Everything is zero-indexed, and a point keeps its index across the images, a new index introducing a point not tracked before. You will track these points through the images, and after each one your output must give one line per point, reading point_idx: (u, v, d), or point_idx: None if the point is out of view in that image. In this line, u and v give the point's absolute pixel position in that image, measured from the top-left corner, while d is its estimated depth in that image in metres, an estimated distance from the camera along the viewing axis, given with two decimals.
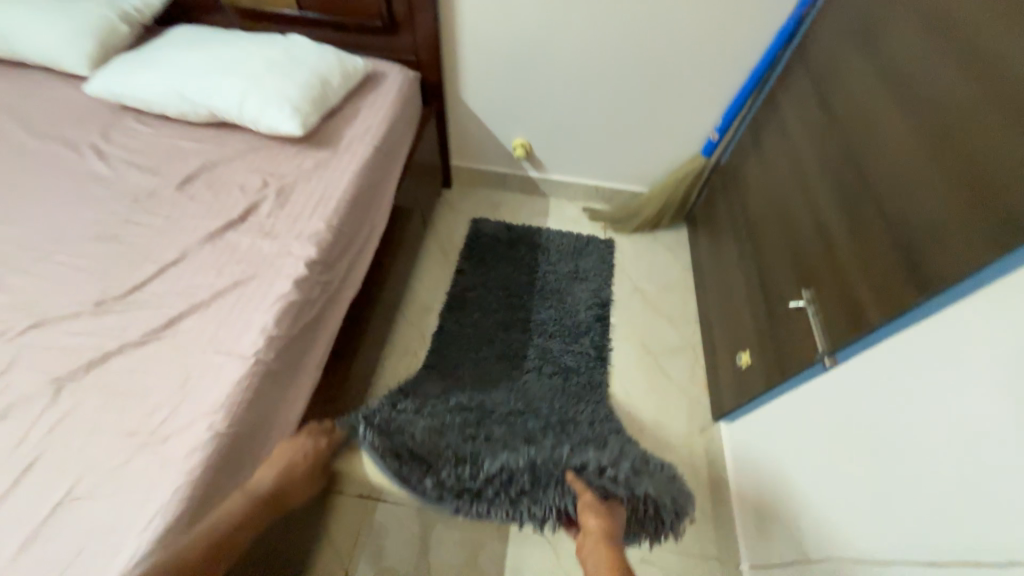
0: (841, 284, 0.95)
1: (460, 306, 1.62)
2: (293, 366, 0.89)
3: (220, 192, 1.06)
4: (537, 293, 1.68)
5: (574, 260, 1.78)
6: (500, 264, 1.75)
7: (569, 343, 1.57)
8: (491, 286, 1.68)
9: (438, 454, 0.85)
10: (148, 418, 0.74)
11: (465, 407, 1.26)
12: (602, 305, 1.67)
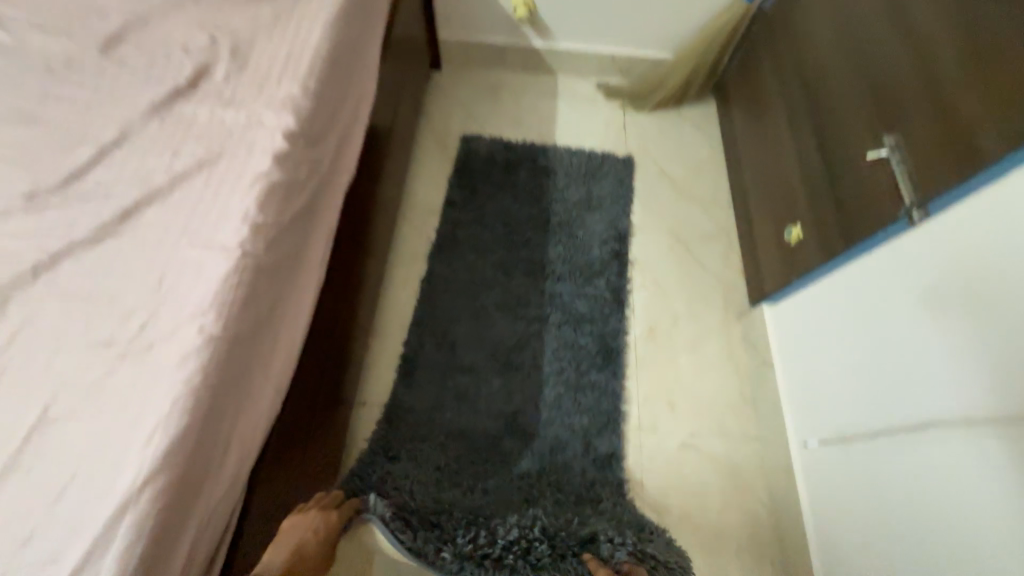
0: (946, 114, 0.80)
1: (468, 205, 1.44)
2: (292, 261, 0.74)
3: (158, 55, 0.82)
4: (544, 225, 1.42)
5: (587, 184, 1.50)
6: (496, 193, 1.46)
7: (581, 285, 1.34)
8: (487, 221, 1.42)
9: (452, 521, 1.02)
10: (122, 326, 0.60)
11: (465, 391, 1.19)
12: (618, 236, 1.42)
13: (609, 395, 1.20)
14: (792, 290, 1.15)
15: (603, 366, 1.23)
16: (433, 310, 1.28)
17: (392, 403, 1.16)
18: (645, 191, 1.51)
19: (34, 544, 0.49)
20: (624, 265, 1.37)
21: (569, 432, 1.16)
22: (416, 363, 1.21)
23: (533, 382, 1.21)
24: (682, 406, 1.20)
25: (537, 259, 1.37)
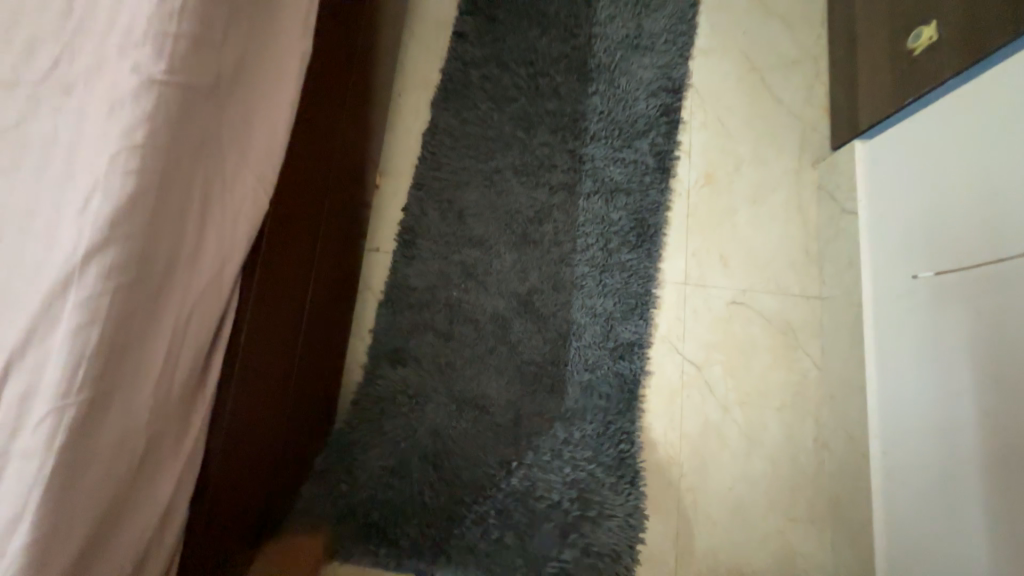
0: None
1: (482, 44, 1.14)
2: (261, 9, 0.54)
3: None
4: (579, 73, 1.13)
5: (637, 18, 1.16)
6: (519, 24, 1.15)
7: (615, 151, 1.10)
8: (505, 60, 1.13)
9: (411, 481, 0.93)
10: (28, 62, 0.43)
11: (472, 264, 1.03)
12: (671, 87, 1.13)
13: (638, 275, 1.03)
14: (904, 117, 0.91)
15: (635, 246, 1.04)
16: (439, 169, 1.08)
17: (392, 275, 1.02)
18: (714, 7, 1.18)
19: None
20: (672, 125, 1.11)
21: (589, 317, 1.01)
22: (417, 234, 1.05)
23: (556, 257, 1.04)
24: (737, 262, 1.05)
25: (568, 113, 1.11)
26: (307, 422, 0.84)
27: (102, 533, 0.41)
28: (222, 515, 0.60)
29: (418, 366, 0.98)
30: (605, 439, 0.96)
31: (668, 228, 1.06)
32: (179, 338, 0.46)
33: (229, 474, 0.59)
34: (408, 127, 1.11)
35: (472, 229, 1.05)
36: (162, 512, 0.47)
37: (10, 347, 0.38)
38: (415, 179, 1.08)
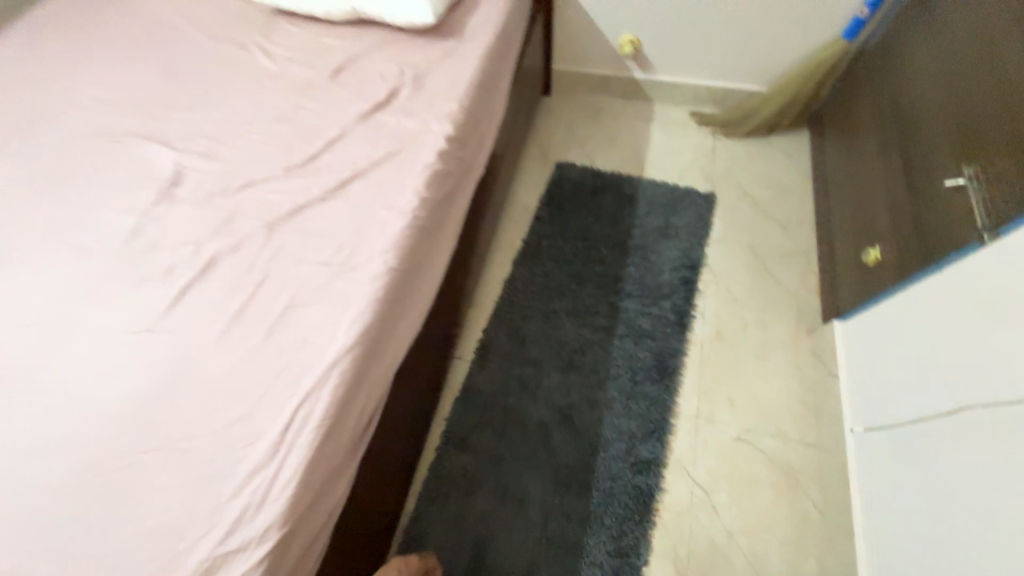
0: (1022, 146, 0.86)
1: (554, 223, 1.65)
2: (438, 226, 1.03)
3: (364, 81, 1.18)
4: (622, 248, 1.57)
5: (667, 215, 1.63)
6: (580, 213, 1.66)
7: (645, 306, 1.46)
8: (568, 236, 1.62)
9: (461, 550, 1.16)
10: (338, 254, 0.91)
11: (529, 378, 1.37)
12: (690, 265, 1.52)
13: (659, 404, 1.30)
14: (866, 307, 1.19)
15: (657, 380, 1.34)
16: (513, 306, 1.50)
17: (468, 378, 1.39)
18: (725, 211, 1.62)
19: (287, 373, 0.80)
20: (690, 291, 1.48)
21: (616, 433, 1.27)
22: (491, 350, 1.43)
23: (593, 382, 1.35)
24: (742, 405, 1.29)
25: (611, 276, 1.53)
26: (399, 484, 1.13)
27: (316, 502, 0.73)
28: (350, 528, 0.90)
29: (477, 457, 1.27)
30: (622, 547, 1.14)
31: (683, 369, 1.35)
32: (369, 399, 0.84)
33: (357, 498, 0.90)
34: (497, 272, 1.58)
35: (532, 351, 1.42)
36: (337, 505, 0.78)
37: (307, 390, 0.78)
38: (495, 311, 1.50)
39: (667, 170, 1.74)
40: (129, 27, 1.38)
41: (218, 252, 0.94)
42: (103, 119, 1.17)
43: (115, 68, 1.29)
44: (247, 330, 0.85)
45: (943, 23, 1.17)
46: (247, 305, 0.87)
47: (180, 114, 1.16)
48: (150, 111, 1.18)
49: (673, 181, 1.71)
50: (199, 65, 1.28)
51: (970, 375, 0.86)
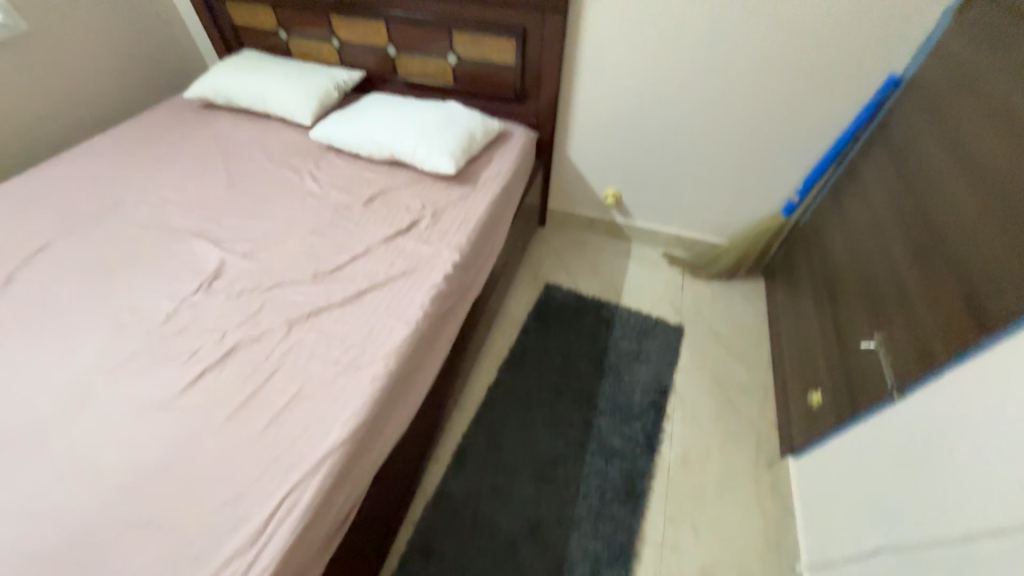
0: (911, 326, 1.08)
1: (539, 337, 1.82)
2: (436, 335, 1.18)
3: (392, 210, 1.44)
4: (599, 367, 1.72)
5: (639, 341, 1.81)
6: (563, 331, 1.84)
7: (617, 425, 1.56)
8: (550, 351, 1.77)
9: None
10: (345, 353, 1.05)
11: (501, 486, 1.41)
12: (659, 389, 1.66)
13: (626, 527, 1.33)
14: (814, 445, 1.32)
15: (624, 501, 1.38)
16: (493, 411, 1.59)
17: (442, 481, 1.42)
18: (691, 342, 1.82)
19: (281, 460, 0.88)
20: (659, 415, 1.59)
21: (582, 554, 1.28)
22: (467, 454, 1.48)
23: (562, 497, 1.39)
24: (706, 535, 1.32)
25: (587, 392, 1.65)
26: None
27: None
28: None
29: (441, 568, 1.26)
30: None
31: (650, 493, 1.40)
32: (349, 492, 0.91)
33: None
34: (481, 378, 1.69)
35: (507, 459, 1.47)
36: None
37: (295, 478, 0.85)
38: (475, 415, 1.58)
39: (641, 300, 1.98)
40: (207, 146, 1.71)
41: (240, 341, 1.07)
42: (166, 218, 1.39)
43: (187, 176, 1.56)
44: (252, 416, 0.95)
45: (852, 218, 1.49)
46: (256, 392, 0.99)
47: (233, 219, 1.39)
48: (208, 215, 1.41)
49: (646, 311, 1.94)
50: (256, 182, 1.55)
51: (897, 521, 0.96)
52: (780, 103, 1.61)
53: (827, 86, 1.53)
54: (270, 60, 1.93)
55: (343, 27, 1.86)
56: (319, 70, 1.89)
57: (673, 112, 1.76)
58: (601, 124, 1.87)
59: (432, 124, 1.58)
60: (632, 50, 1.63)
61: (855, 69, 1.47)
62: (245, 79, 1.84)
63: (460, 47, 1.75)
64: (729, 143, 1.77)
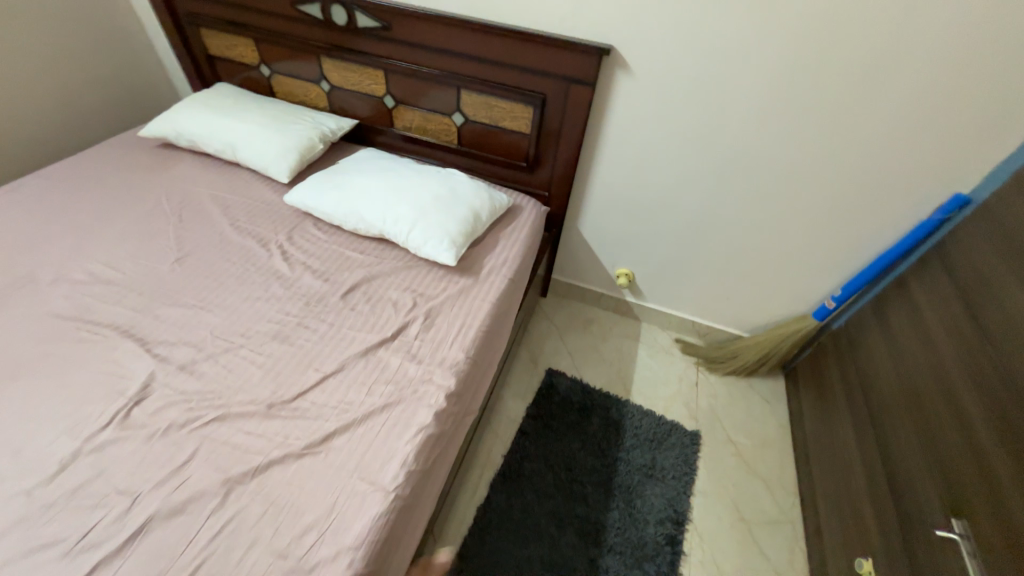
0: (1004, 519, 0.90)
1: (538, 441, 1.58)
2: (420, 496, 0.93)
3: (376, 307, 1.19)
4: (608, 487, 1.48)
5: (653, 451, 1.59)
6: (567, 434, 1.60)
7: (628, 568, 1.33)
8: (551, 462, 1.53)
9: None
10: (298, 542, 0.79)
11: None
12: (675, 519, 1.43)
13: None
14: None
15: None
16: (483, 545, 1.34)
17: None
18: (709, 456, 1.61)
19: None
20: (676, 556, 1.36)
21: None
22: None
23: None
24: None
25: (592, 522, 1.41)
26: None
27: None
28: None
29: None
30: None
31: None
32: None
33: None
34: (470, 495, 1.44)
35: None
36: None
37: None
38: (460, 550, 1.33)
39: (653, 397, 1.77)
40: (157, 200, 1.43)
41: (154, 515, 0.80)
42: (92, 305, 1.11)
43: (128, 243, 1.29)
44: None
45: (900, 342, 1.33)
46: None
47: (176, 312, 1.12)
48: (145, 303, 1.13)
49: (659, 411, 1.72)
50: (212, 255, 1.28)
51: None
52: (821, 204, 1.46)
53: (880, 192, 1.38)
54: (247, 99, 1.68)
55: (337, 71, 1.62)
56: (305, 116, 1.65)
57: (700, 200, 1.58)
58: (620, 203, 1.68)
59: (430, 197, 1.35)
60: (665, 132, 1.45)
61: (916, 177, 1.32)
62: (215, 119, 1.58)
63: (469, 108, 1.54)
64: (761, 237, 1.60)
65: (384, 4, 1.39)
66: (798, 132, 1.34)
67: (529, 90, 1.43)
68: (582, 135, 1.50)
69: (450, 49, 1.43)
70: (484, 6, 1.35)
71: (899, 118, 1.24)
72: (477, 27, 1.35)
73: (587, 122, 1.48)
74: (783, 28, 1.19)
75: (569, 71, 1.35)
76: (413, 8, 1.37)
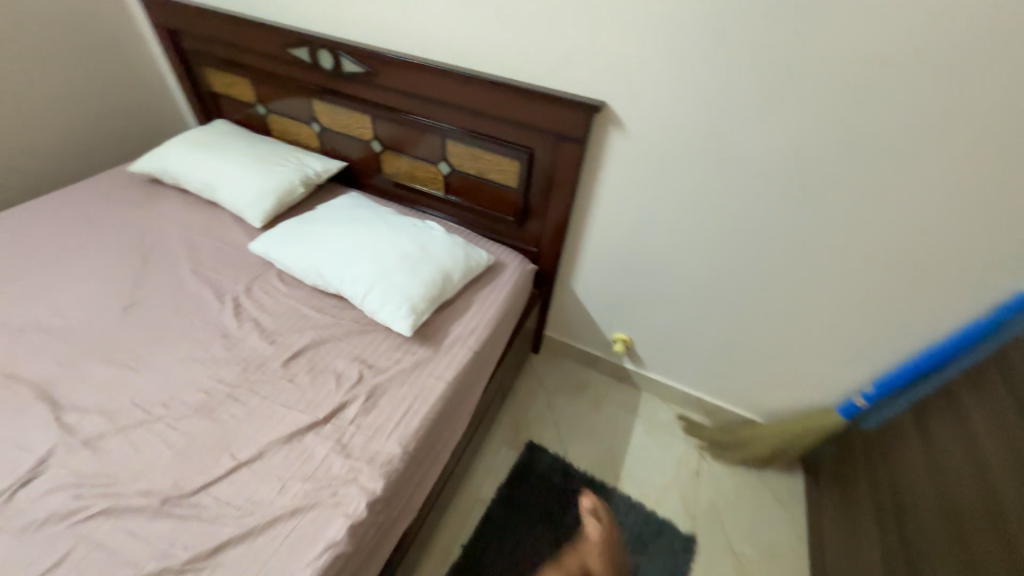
0: None
1: (504, 532, 1.40)
2: None
3: (317, 380, 1.07)
4: None
5: (636, 557, 1.37)
6: (539, 524, 1.42)
7: None
8: (517, 556, 1.35)
9: None
10: None
11: None
12: None
13: None
14: None
15: None
16: None
17: None
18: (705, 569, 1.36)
19: None
20: None
21: None
22: None
23: None
24: None
25: None
26: None
27: None
28: None
29: None
30: None
31: None
32: None
33: None
34: None
35: None
36: None
37: None
38: None
39: (645, 486, 1.54)
40: (126, 239, 1.38)
41: None
42: (20, 358, 1.04)
43: (80, 286, 1.22)
44: None
45: (948, 462, 1.08)
46: None
47: (103, 371, 1.03)
48: (75, 358, 1.06)
49: (652, 504, 1.50)
50: (161, 305, 1.21)
51: None
52: (851, 286, 1.24)
53: (925, 278, 1.15)
54: (237, 137, 1.64)
55: (326, 112, 1.57)
56: (292, 156, 1.59)
57: (707, 269, 1.39)
58: (617, 265, 1.51)
59: (396, 255, 1.23)
60: (666, 195, 1.29)
61: (972, 263, 1.09)
62: (200, 157, 1.54)
63: (455, 158, 1.44)
64: (780, 315, 1.38)
65: (369, 50, 1.32)
66: (823, 206, 1.15)
67: (516, 143, 1.31)
68: (574, 193, 1.36)
69: (434, 97, 1.33)
70: (472, 54, 1.26)
71: (951, 196, 1.03)
72: (461, 76, 1.25)
73: (580, 179, 1.34)
74: (806, 90, 1.01)
75: (559, 126, 1.22)
76: (398, 55, 1.30)
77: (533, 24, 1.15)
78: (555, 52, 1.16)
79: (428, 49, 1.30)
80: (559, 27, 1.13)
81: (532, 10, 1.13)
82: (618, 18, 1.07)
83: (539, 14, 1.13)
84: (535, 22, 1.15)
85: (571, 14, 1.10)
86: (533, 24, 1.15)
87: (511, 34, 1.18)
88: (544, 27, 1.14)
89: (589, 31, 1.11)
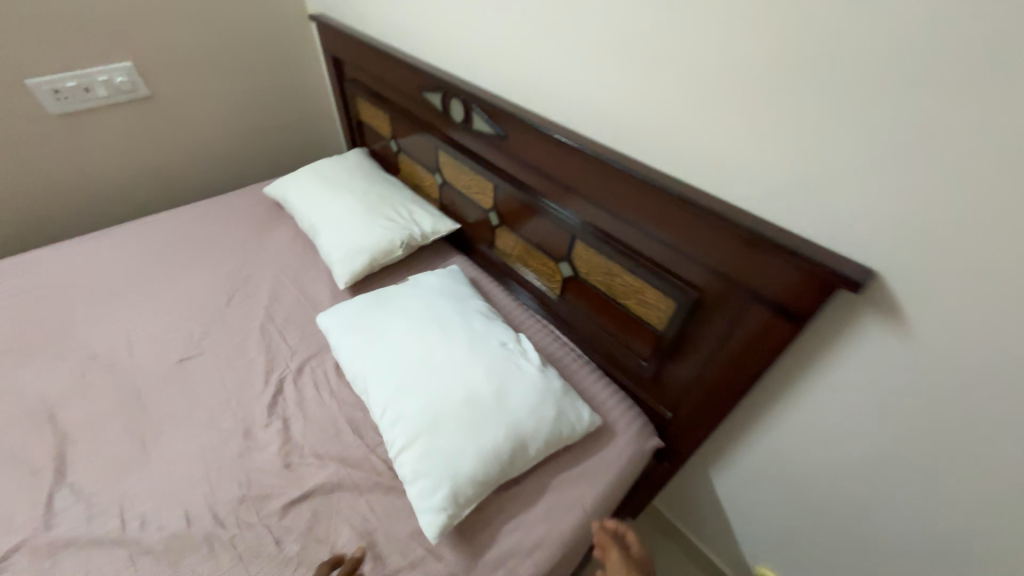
0: None
1: None
2: None
3: (307, 557, 0.79)
4: None
5: None
6: None
7: None
8: None
9: None
10: None
11: None
12: None
13: None
14: None
15: None
16: None
17: None
18: None
19: None
20: None
21: None
22: None
23: None
24: None
25: None
26: None
27: None
28: None
29: None
30: None
31: None
32: None
33: None
34: None
35: None
36: None
37: None
38: None
39: None
40: (226, 270, 1.33)
41: None
42: (71, 395, 0.99)
43: (162, 319, 1.17)
44: None
45: None
46: None
47: (121, 443, 0.92)
48: (110, 412, 0.97)
49: None
50: (215, 365, 1.08)
51: None
52: None
53: None
54: (360, 175, 1.50)
55: (450, 166, 1.32)
56: (405, 207, 1.38)
57: None
58: (799, 496, 0.91)
59: (458, 398, 0.87)
60: (949, 460, 0.66)
61: None
62: (319, 192, 1.43)
63: (584, 265, 1.03)
64: None
65: (505, 111, 0.99)
66: None
67: (680, 279, 0.84)
68: (757, 378, 0.82)
69: (573, 187, 0.94)
70: (637, 139, 0.81)
71: None
72: (617, 170, 0.82)
73: (775, 361, 0.80)
74: None
75: (763, 284, 0.70)
76: (535, 121, 0.94)
77: (715, 117, 0.68)
78: (753, 166, 0.67)
79: (577, 121, 0.90)
80: (762, 129, 0.64)
81: (713, 96, 0.67)
82: (885, 132, 0.54)
83: (731, 102, 0.65)
84: (718, 114, 0.67)
85: (787, 110, 0.60)
86: (721, 113, 0.67)
87: (677, 126, 0.73)
88: (734, 124, 0.66)
89: (819, 146, 0.59)
